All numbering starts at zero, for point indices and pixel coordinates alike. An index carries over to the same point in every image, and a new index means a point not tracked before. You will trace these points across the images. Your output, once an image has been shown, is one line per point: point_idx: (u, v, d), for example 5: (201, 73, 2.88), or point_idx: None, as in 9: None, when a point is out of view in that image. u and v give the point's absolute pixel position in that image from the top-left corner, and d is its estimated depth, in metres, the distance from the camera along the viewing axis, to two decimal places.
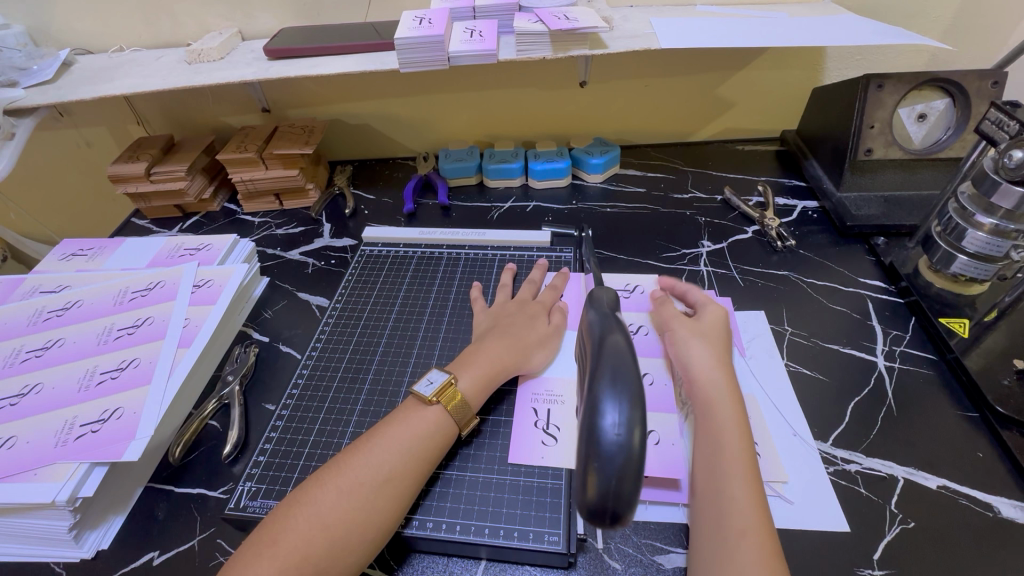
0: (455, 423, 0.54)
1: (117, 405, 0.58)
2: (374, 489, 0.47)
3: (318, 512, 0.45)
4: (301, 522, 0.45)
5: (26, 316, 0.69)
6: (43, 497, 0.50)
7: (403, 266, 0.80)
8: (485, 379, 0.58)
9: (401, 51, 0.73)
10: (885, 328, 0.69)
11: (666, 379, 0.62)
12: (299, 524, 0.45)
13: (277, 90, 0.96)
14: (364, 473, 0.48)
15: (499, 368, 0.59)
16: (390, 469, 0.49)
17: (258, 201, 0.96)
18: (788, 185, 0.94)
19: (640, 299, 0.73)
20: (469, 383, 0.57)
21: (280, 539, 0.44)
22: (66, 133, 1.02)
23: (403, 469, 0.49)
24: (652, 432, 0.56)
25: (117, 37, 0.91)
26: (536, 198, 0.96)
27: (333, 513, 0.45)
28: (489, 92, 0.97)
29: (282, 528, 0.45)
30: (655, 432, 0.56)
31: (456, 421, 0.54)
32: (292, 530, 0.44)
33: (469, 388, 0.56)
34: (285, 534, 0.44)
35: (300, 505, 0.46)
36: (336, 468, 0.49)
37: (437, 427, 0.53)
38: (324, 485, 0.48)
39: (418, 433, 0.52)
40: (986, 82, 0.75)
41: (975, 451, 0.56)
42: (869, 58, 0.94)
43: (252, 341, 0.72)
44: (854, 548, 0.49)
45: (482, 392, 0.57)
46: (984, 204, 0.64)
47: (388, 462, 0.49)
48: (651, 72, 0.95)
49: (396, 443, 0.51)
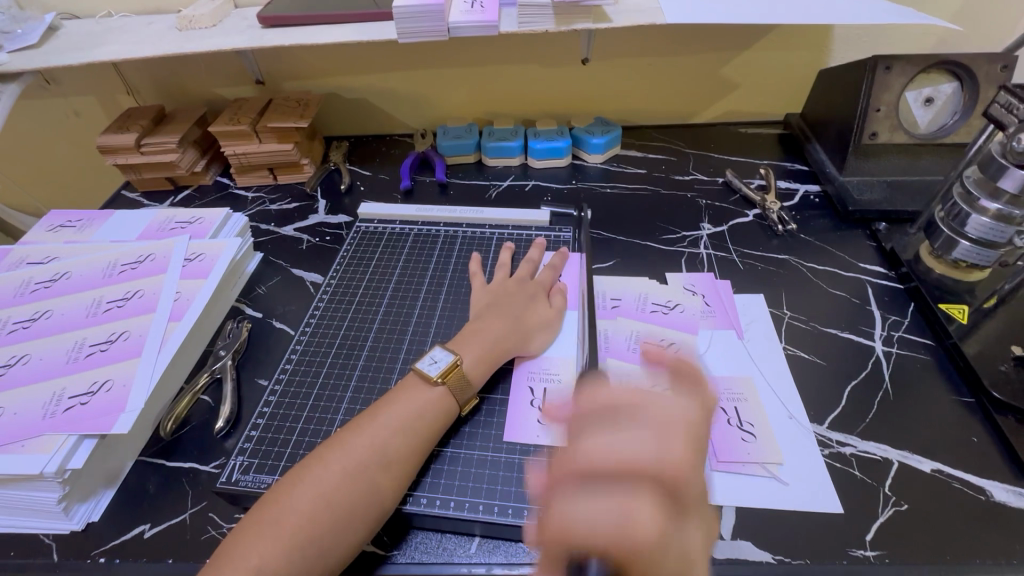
0: (456, 402, 0.54)
1: (106, 378, 0.57)
2: (376, 467, 0.47)
3: (321, 489, 0.45)
4: (303, 499, 0.44)
5: (12, 287, 0.67)
6: (31, 468, 0.49)
7: (399, 244, 0.79)
8: (486, 356, 0.57)
9: (399, 21, 0.71)
10: (883, 313, 0.69)
11: None
12: (302, 501, 0.44)
13: (271, 61, 0.94)
14: (368, 451, 0.48)
15: (498, 346, 0.59)
16: (393, 448, 0.48)
17: (251, 175, 0.94)
18: (790, 168, 0.93)
19: (682, 318, 0.68)
20: (471, 362, 0.56)
21: (283, 519, 0.43)
22: (54, 102, 1.00)
23: (405, 447, 0.49)
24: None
25: (105, 2, 0.88)
26: (535, 177, 0.94)
27: (337, 491, 0.45)
28: (490, 67, 0.95)
29: (285, 504, 0.44)
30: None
31: (457, 401, 0.54)
32: (295, 507, 0.44)
33: (470, 367, 0.56)
34: (287, 512, 0.44)
35: (302, 481, 0.46)
36: (338, 445, 0.48)
37: (439, 407, 0.53)
38: (327, 462, 0.47)
39: (420, 412, 0.51)
40: (996, 65, 0.74)
41: (969, 436, 0.56)
42: (878, 39, 0.92)
43: (245, 317, 0.71)
44: (847, 530, 0.49)
45: (483, 371, 0.57)
46: (990, 189, 0.64)
47: (393, 441, 0.49)
48: (654, 50, 0.93)
49: (398, 421, 0.50)
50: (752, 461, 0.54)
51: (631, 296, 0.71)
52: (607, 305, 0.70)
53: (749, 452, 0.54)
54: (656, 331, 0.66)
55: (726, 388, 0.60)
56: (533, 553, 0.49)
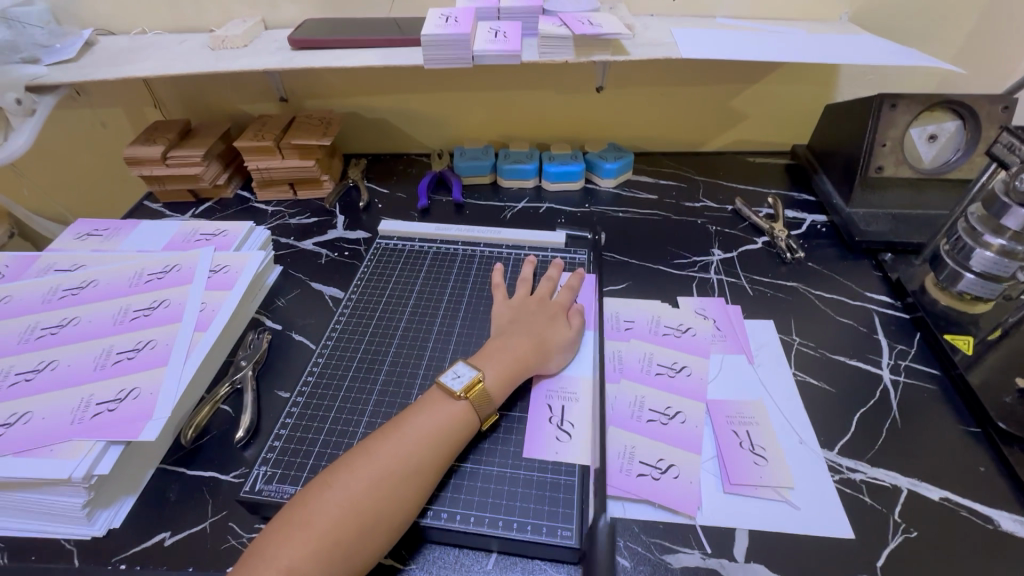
0: (479, 417, 0.55)
1: (133, 385, 0.58)
2: (401, 476, 0.48)
3: (349, 496, 0.46)
4: (332, 505, 0.46)
5: (41, 292, 0.69)
6: (59, 473, 0.50)
7: (417, 261, 0.81)
8: (507, 372, 0.58)
9: (427, 48, 0.74)
10: (890, 342, 0.70)
11: (699, 421, 0.60)
12: (331, 508, 0.45)
13: (296, 81, 0.97)
14: (394, 460, 0.49)
15: (520, 363, 0.60)
16: (417, 458, 0.50)
17: (272, 189, 0.96)
18: (798, 198, 0.95)
19: (693, 340, 0.69)
20: (495, 377, 0.57)
21: (311, 524, 0.44)
22: (81, 112, 1.02)
23: (429, 458, 0.50)
24: (672, 465, 0.56)
25: (140, 20, 0.91)
26: (549, 200, 0.97)
27: (364, 499, 0.46)
28: (507, 93, 0.98)
29: (314, 509, 0.45)
30: (678, 467, 0.56)
31: (480, 416, 0.55)
32: (324, 513, 0.45)
33: (494, 382, 0.57)
34: (317, 516, 0.45)
35: (330, 488, 0.47)
36: (365, 454, 0.49)
37: (461, 419, 0.54)
38: (355, 468, 0.48)
39: (444, 425, 0.53)
40: (997, 106, 0.77)
41: (976, 465, 0.57)
42: (882, 78, 0.96)
43: (265, 328, 0.73)
44: (858, 554, 0.50)
45: (506, 387, 0.58)
46: (993, 225, 0.67)
47: (417, 453, 0.50)
48: (667, 80, 0.96)
49: (422, 433, 0.51)
50: (763, 485, 0.55)
51: (644, 319, 0.73)
52: (620, 327, 0.72)
53: (760, 477, 0.56)
54: (668, 353, 0.68)
55: (737, 411, 0.62)
56: (550, 571, 0.50)
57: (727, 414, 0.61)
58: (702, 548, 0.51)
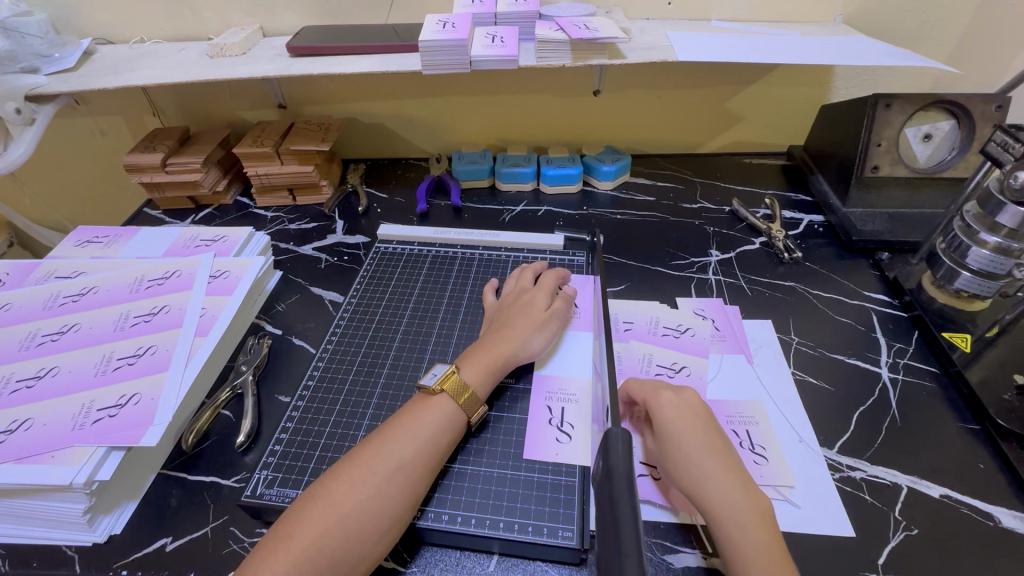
0: (464, 412, 0.56)
1: (134, 391, 0.58)
2: (383, 475, 0.49)
3: (330, 503, 0.47)
4: (315, 515, 0.46)
5: (41, 300, 0.69)
6: (60, 479, 0.50)
7: (417, 265, 0.81)
8: (486, 366, 0.59)
9: (424, 54, 0.74)
10: (889, 340, 0.71)
11: None
12: (312, 518, 0.46)
13: (295, 88, 0.97)
14: (374, 463, 0.49)
15: (499, 357, 0.60)
16: (398, 456, 0.50)
17: (271, 196, 0.97)
18: (795, 199, 0.95)
19: (693, 341, 0.70)
20: (472, 371, 0.58)
21: (293, 536, 0.45)
22: (80, 121, 1.03)
23: (413, 456, 0.51)
24: None
25: (139, 29, 0.91)
26: (547, 203, 0.97)
27: (346, 506, 0.46)
28: (505, 97, 0.99)
29: (296, 522, 0.46)
30: None
31: (465, 410, 0.56)
32: (306, 523, 0.45)
33: (470, 375, 0.58)
34: (299, 527, 0.45)
35: (312, 500, 0.47)
36: (346, 462, 0.50)
37: (443, 414, 0.54)
38: (336, 476, 0.49)
39: (425, 423, 0.53)
40: (990, 105, 0.78)
41: (976, 462, 0.57)
42: (875, 79, 0.97)
43: (266, 333, 0.73)
44: (860, 552, 0.50)
45: (486, 382, 0.58)
46: (988, 223, 0.67)
47: (398, 452, 0.50)
48: (663, 83, 0.97)
49: (401, 433, 0.52)
50: (764, 485, 0.55)
51: (643, 319, 0.73)
52: (620, 328, 0.72)
53: (761, 476, 0.56)
54: (667, 354, 0.68)
55: (737, 411, 0.62)
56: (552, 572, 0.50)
57: (727, 415, 0.61)
58: (704, 548, 0.51)
